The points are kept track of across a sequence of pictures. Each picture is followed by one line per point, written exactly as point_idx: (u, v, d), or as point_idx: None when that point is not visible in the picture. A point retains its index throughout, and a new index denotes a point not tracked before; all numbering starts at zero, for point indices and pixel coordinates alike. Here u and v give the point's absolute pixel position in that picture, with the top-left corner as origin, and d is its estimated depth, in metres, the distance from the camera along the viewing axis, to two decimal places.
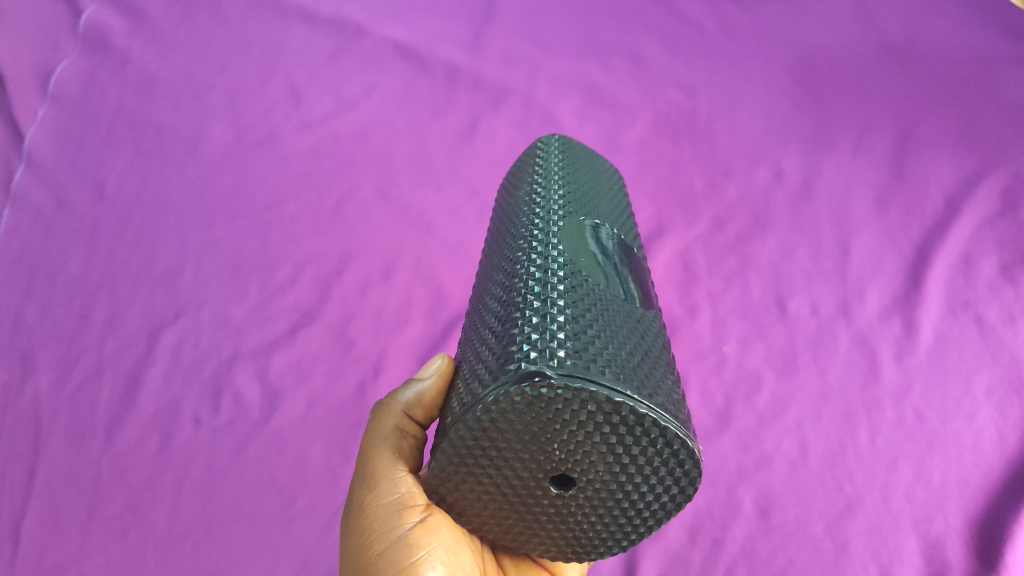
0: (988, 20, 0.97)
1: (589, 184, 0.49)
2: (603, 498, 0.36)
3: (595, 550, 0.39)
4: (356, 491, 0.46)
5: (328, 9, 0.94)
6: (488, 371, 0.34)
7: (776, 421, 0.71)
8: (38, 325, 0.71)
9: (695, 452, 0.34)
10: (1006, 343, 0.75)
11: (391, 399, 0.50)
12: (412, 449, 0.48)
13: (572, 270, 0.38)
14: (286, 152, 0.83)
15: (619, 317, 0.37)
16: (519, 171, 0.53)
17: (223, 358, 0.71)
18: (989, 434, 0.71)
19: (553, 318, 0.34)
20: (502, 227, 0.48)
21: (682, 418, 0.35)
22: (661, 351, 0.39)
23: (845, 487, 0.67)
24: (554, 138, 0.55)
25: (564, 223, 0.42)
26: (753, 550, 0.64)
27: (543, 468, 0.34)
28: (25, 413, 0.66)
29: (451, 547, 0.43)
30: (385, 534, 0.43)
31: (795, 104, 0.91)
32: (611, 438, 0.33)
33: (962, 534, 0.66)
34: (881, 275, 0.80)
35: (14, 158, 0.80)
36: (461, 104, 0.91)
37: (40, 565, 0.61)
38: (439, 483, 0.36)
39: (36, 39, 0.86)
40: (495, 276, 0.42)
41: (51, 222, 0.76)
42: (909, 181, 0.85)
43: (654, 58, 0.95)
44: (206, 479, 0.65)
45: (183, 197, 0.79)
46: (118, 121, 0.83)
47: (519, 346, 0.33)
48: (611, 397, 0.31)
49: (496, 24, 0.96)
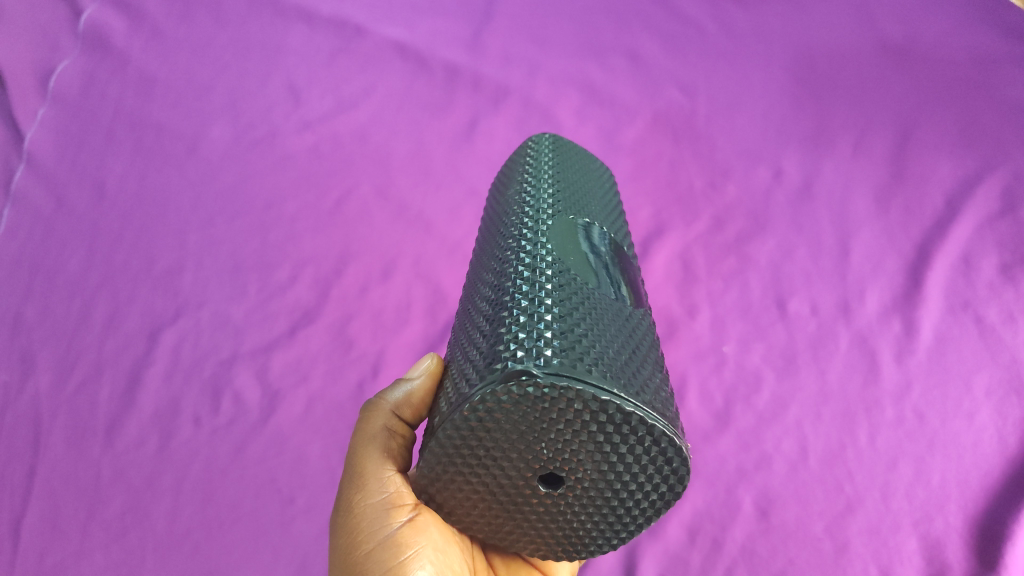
0: (988, 20, 0.96)
1: (579, 183, 0.49)
2: (592, 498, 0.36)
3: (585, 549, 0.39)
4: (345, 492, 0.46)
5: (328, 9, 0.94)
6: (475, 371, 0.34)
7: (776, 421, 0.70)
8: (38, 325, 0.71)
9: (683, 450, 0.34)
10: (1007, 343, 0.75)
11: (380, 399, 0.50)
12: (401, 449, 0.48)
13: (560, 269, 0.38)
14: (286, 152, 0.83)
15: (608, 315, 0.37)
16: (510, 170, 0.53)
17: (223, 357, 0.71)
18: (989, 434, 0.70)
19: (541, 317, 0.34)
20: (492, 227, 0.47)
21: (670, 416, 0.35)
22: (650, 349, 0.39)
23: (845, 487, 0.67)
24: (545, 136, 0.55)
25: (553, 222, 0.42)
26: (753, 550, 0.64)
27: (531, 467, 0.34)
28: (25, 413, 0.67)
29: (440, 546, 0.43)
30: (373, 534, 0.43)
31: (795, 103, 0.91)
32: (599, 437, 0.33)
33: (962, 534, 0.65)
34: (881, 274, 0.80)
35: (14, 158, 0.80)
36: (460, 104, 0.91)
37: (40, 565, 0.61)
38: (428, 482, 0.36)
39: (36, 39, 0.87)
40: (485, 276, 0.42)
41: (51, 222, 0.77)
42: (910, 180, 0.85)
43: (653, 57, 0.95)
44: (206, 479, 0.65)
45: (183, 197, 0.79)
46: (118, 121, 0.84)
47: (506, 346, 0.33)
48: (598, 396, 0.31)
49: (495, 23, 0.96)
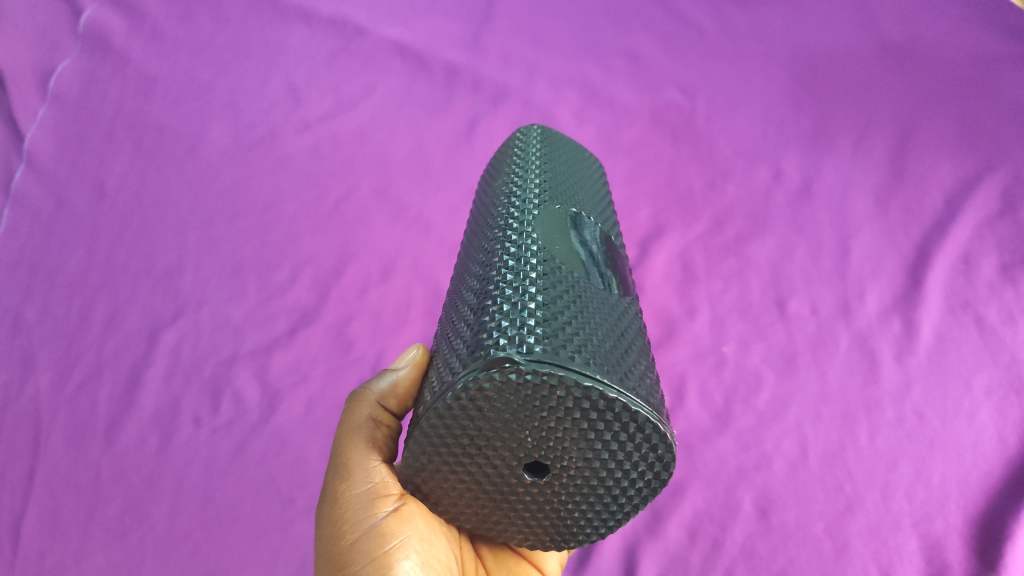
0: (987, 20, 0.96)
1: (568, 173, 0.49)
2: (578, 487, 0.36)
3: (573, 538, 0.40)
4: (330, 482, 0.46)
5: (328, 9, 0.95)
6: (459, 359, 0.34)
7: (776, 421, 0.70)
8: (38, 325, 0.72)
9: (668, 437, 0.34)
10: (1007, 343, 0.74)
11: (365, 389, 0.50)
12: (386, 439, 0.48)
13: (546, 257, 0.38)
14: (287, 153, 0.84)
15: (595, 304, 0.37)
16: (500, 161, 0.53)
17: (223, 358, 0.71)
18: (989, 434, 0.70)
19: (525, 305, 0.34)
20: (481, 217, 0.48)
21: (656, 404, 0.35)
22: (637, 337, 0.39)
23: (845, 487, 0.66)
24: (535, 127, 0.55)
25: (540, 211, 0.42)
26: (753, 551, 0.64)
27: (516, 456, 0.34)
28: (25, 413, 0.67)
29: (426, 536, 0.43)
30: (358, 524, 0.43)
31: (794, 103, 0.91)
32: (584, 424, 0.33)
33: (963, 535, 0.65)
34: (881, 275, 0.79)
35: (14, 158, 0.81)
36: (460, 104, 0.91)
37: (40, 565, 0.61)
38: (413, 472, 0.36)
39: (36, 40, 0.88)
40: (473, 266, 0.42)
41: (51, 222, 0.77)
42: (909, 181, 0.85)
43: (652, 58, 0.95)
44: (207, 479, 0.66)
45: (183, 197, 0.80)
46: (119, 121, 0.85)
47: (489, 334, 0.33)
48: (580, 382, 0.31)
49: (494, 24, 0.96)
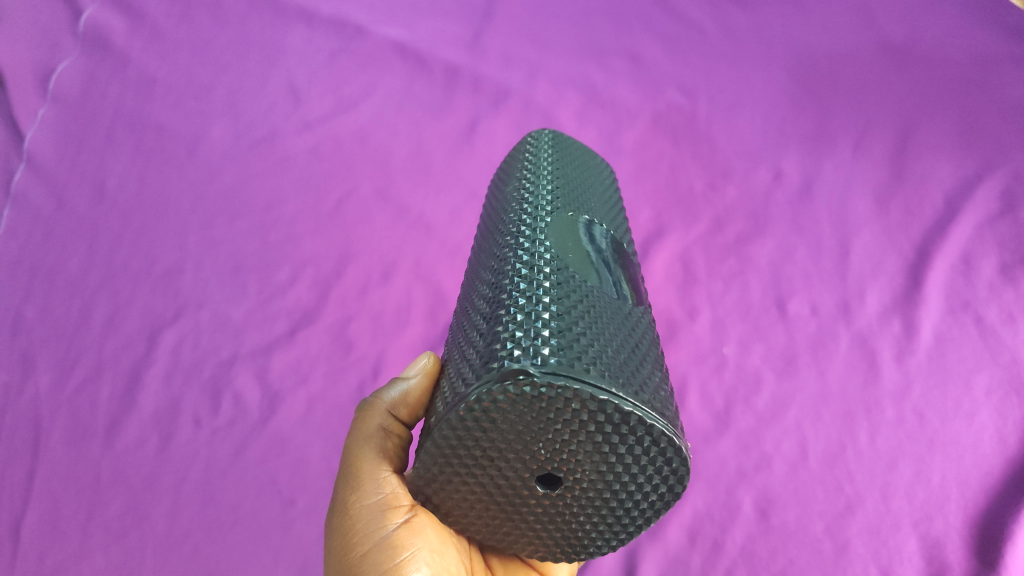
0: (988, 20, 0.96)
1: (579, 178, 0.49)
2: (591, 499, 0.36)
3: (584, 550, 0.40)
4: (341, 492, 0.46)
5: (328, 9, 0.94)
6: (472, 370, 0.34)
7: (776, 421, 0.70)
8: (38, 326, 0.71)
9: (683, 450, 0.34)
10: (1007, 343, 0.75)
11: (376, 398, 0.50)
12: (396, 449, 0.48)
13: (559, 266, 0.38)
14: (287, 153, 0.83)
15: (608, 314, 0.37)
16: (509, 166, 0.52)
17: (223, 359, 0.71)
18: (989, 434, 0.70)
19: (539, 315, 0.34)
20: (491, 223, 0.47)
21: (670, 417, 0.35)
22: (650, 347, 0.39)
23: (845, 487, 0.67)
24: (546, 132, 0.54)
25: (552, 219, 0.42)
26: (753, 551, 0.64)
27: (528, 468, 0.34)
28: (25, 414, 0.67)
29: (436, 548, 0.43)
30: (368, 535, 0.43)
31: (795, 103, 0.91)
32: (598, 437, 0.33)
33: (962, 534, 0.65)
34: (881, 275, 0.79)
35: (14, 158, 0.80)
36: (461, 104, 0.91)
37: (40, 566, 0.61)
38: (425, 483, 0.36)
39: (36, 38, 0.87)
40: (484, 273, 0.42)
41: (50, 222, 0.77)
42: (910, 181, 0.85)
43: (653, 58, 0.95)
44: (207, 480, 0.65)
45: (183, 197, 0.79)
46: (118, 121, 0.84)
47: (503, 345, 0.33)
48: (595, 395, 0.31)
49: (495, 23, 0.96)
